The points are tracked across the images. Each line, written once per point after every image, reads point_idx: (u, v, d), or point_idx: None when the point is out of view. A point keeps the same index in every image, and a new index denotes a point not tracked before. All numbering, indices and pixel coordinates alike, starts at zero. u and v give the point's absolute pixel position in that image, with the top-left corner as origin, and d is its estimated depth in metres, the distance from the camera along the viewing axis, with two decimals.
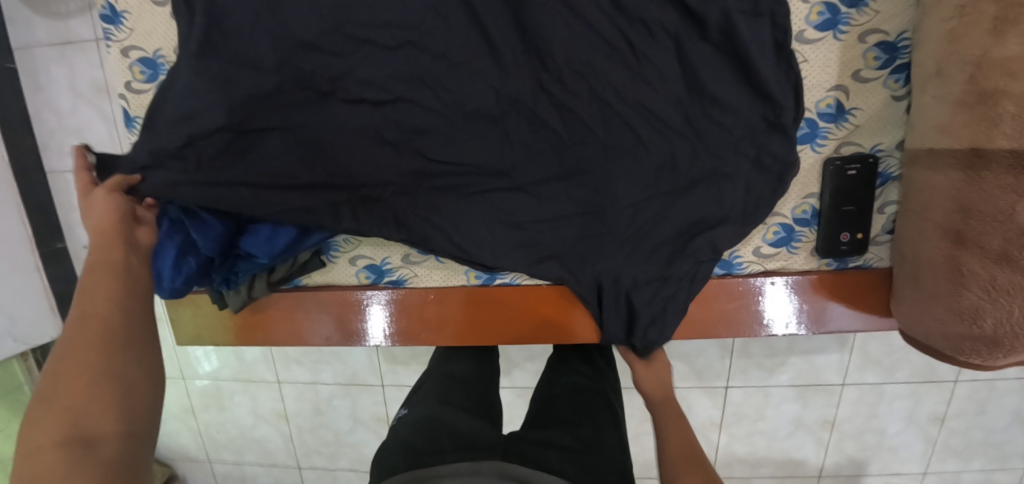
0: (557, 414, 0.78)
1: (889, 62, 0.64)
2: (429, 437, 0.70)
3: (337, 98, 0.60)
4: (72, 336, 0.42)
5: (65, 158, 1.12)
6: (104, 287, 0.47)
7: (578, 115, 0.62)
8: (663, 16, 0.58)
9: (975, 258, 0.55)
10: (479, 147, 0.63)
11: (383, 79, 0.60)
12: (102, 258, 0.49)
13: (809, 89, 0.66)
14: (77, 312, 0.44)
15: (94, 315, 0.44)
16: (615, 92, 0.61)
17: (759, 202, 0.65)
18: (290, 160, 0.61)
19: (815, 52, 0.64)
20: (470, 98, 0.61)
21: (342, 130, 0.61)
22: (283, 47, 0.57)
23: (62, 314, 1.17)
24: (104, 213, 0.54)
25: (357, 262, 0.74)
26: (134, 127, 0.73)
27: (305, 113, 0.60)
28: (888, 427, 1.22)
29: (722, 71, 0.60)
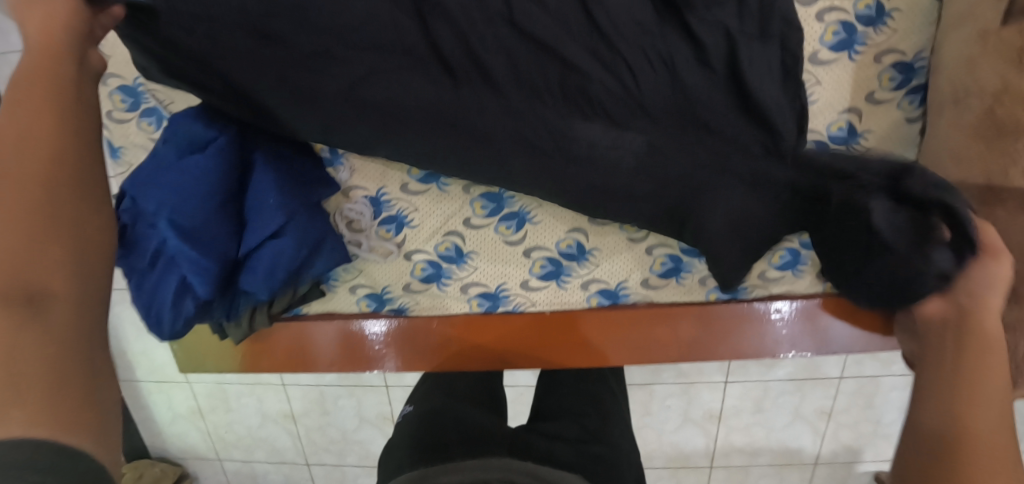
0: (562, 405, 0.80)
1: (904, 83, 0.62)
2: (433, 433, 0.63)
3: (300, 104, 0.53)
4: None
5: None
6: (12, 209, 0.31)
7: (560, 143, 0.56)
8: (667, 29, 0.51)
9: None
10: (466, 153, 0.58)
11: (342, 103, 0.53)
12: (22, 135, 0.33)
13: (820, 111, 0.63)
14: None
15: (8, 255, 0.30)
16: (598, 121, 0.54)
17: (760, 228, 0.62)
18: (291, 128, 0.58)
19: (827, 73, 0.61)
20: (443, 123, 0.54)
21: (328, 126, 0.56)
22: (255, 67, 0.50)
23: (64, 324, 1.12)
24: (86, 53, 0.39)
25: (358, 290, 0.73)
26: (119, 157, 0.71)
27: (282, 114, 0.55)
28: (883, 416, 1.25)
29: (721, 99, 0.54)
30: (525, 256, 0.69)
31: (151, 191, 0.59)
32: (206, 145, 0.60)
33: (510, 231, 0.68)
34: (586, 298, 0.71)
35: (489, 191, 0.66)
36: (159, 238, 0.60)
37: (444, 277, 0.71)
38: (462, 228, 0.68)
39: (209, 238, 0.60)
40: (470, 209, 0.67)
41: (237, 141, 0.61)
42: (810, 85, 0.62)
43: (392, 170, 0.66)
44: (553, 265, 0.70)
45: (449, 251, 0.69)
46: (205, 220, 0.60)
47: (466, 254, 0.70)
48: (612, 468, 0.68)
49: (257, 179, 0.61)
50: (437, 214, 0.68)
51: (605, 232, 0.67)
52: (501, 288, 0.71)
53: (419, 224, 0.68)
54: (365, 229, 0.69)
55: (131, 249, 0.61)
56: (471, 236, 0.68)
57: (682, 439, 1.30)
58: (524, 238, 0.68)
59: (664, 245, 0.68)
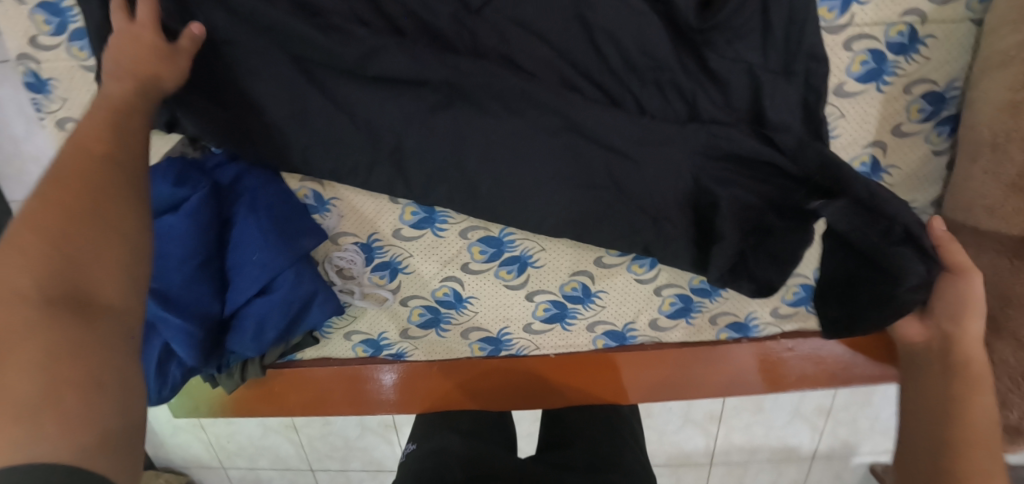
0: (571, 429, 0.72)
1: (933, 115, 0.57)
2: (439, 468, 0.61)
3: (324, 74, 0.56)
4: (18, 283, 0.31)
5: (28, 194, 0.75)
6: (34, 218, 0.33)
7: (576, 146, 0.57)
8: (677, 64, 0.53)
9: (1009, 348, 0.53)
10: (478, 150, 0.57)
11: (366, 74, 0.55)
12: (73, 153, 0.38)
13: (843, 146, 0.59)
14: (23, 238, 0.33)
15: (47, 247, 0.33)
16: (610, 127, 0.55)
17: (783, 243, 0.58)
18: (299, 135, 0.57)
19: (852, 106, 0.57)
20: (460, 122, 0.56)
21: (340, 115, 0.57)
22: (292, 88, 0.56)
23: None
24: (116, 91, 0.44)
25: (353, 336, 0.69)
26: None
27: (306, 113, 0.57)
28: (881, 411, 1.26)
29: (740, 127, 0.55)
30: (527, 300, 0.65)
31: None
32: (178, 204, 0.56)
33: (511, 276, 0.64)
34: (593, 340, 0.69)
35: (488, 234, 0.62)
36: None
37: (443, 322, 0.68)
38: (460, 273, 0.64)
39: (190, 301, 0.57)
40: (468, 255, 0.63)
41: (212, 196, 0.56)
42: (834, 119, 0.57)
43: (385, 215, 0.62)
44: (557, 307, 0.66)
45: (447, 296, 0.65)
46: (183, 284, 0.56)
47: (465, 299, 0.66)
48: None
49: (238, 223, 0.58)
50: (434, 260, 0.63)
51: (611, 274, 0.63)
52: (503, 332, 0.68)
53: (415, 270, 0.64)
54: (357, 276, 0.65)
55: None
56: (471, 281, 0.64)
57: (682, 439, 1.31)
58: (527, 283, 0.64)
59: (675, 285, 0.65)
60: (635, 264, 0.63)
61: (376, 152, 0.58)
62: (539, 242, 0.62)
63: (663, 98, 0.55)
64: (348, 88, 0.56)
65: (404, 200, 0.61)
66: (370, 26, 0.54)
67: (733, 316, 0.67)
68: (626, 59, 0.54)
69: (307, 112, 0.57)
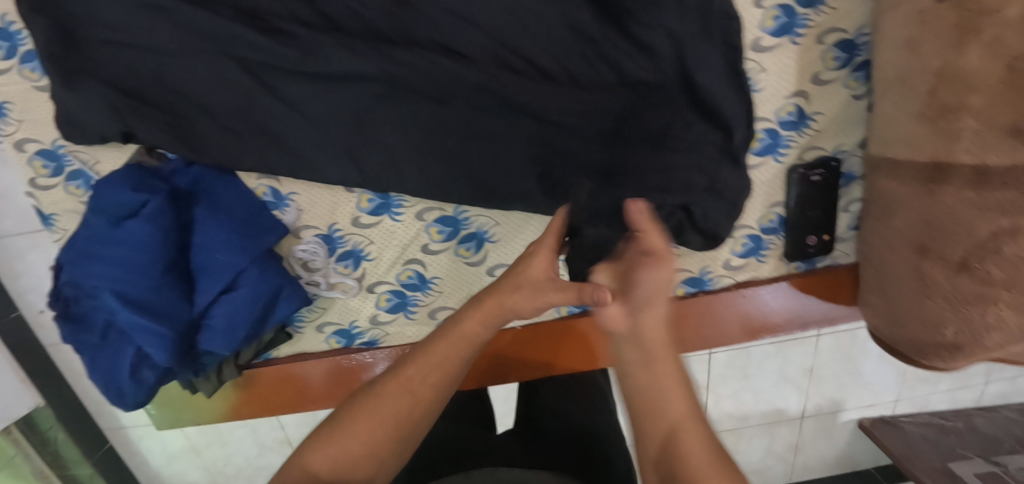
0: (545, 399, 0.84)
1: (847, 61, 0.61)
2: (431, 456, 0.68)
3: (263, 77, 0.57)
4: (316, 470, 0.42)
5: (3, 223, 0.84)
6: (366, 426, 0.43)
7: (516, 123, 0.60)
8: (603, 33, 0.56)
9: (937, 268, 0.56)
10: (424, 136, 0.59)
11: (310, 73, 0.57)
12: (448, 354, 0.45)
13: (767, 99, 0.62)
14: (371, 414, 0.43)
15: (360, 437, 0.43)
16: (542, 102, 0.59)
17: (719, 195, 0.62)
18: (249, 137, 0.59)
19: (771, 59, 0.60)
20: (406, 109, 0.58)
21: (290, 115, 0.58)
22: (235, 92, 0.58)
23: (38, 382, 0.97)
24: (505, 302, 0.46)
25: (325, 328, 0.71)
26: (53, 225, 0.66)
27: (255, 116, 0.59)
28: (863, 366, 1.25)
29: (668, 88, 0.58)
30: (488, 275, 0.68)
31: (89, 267, 0.57)
32: (138, 210, 0.57)
33: (470, 253, 0.67)
34: None
35: (443, 214, 0.64)
36: (107, 311, 0.59)
37: (410, 305, 0.70)
38: (421, 255, 0.67)
39: (160, 307, 0.58)
40: (426, 236, 0.65)
41: (170, 201, 0.58)
42: (756, 73, 0.61)
43: (342, 205, 0.64)
44: None
45: (412, 279, 0.68)
46: (149, 288, 0.58)
47: (429, 281, 0.68)
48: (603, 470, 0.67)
49: (198, 226, 0.60)
50: (394, 245, 0.66)
51: None
52: None
53: (377, 256, 0.67)
54: (321, 268, 0.67)
55: (79, 325, 0.61)
56: (431, 262, 0.67)
57: None
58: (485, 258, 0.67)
59: None
60: None
61: (326, 149, 0.60)
62: (492, 217, 0.65)
63: (592, 70, 0.58)
64: (289, 82, 0.57)
65: (358, 189, 0.63)
66: (307, 23, 0.56)
67: (687, 272, 0.71)
68: (555, 34, 0.56)
69: (258, 112, 0.59)
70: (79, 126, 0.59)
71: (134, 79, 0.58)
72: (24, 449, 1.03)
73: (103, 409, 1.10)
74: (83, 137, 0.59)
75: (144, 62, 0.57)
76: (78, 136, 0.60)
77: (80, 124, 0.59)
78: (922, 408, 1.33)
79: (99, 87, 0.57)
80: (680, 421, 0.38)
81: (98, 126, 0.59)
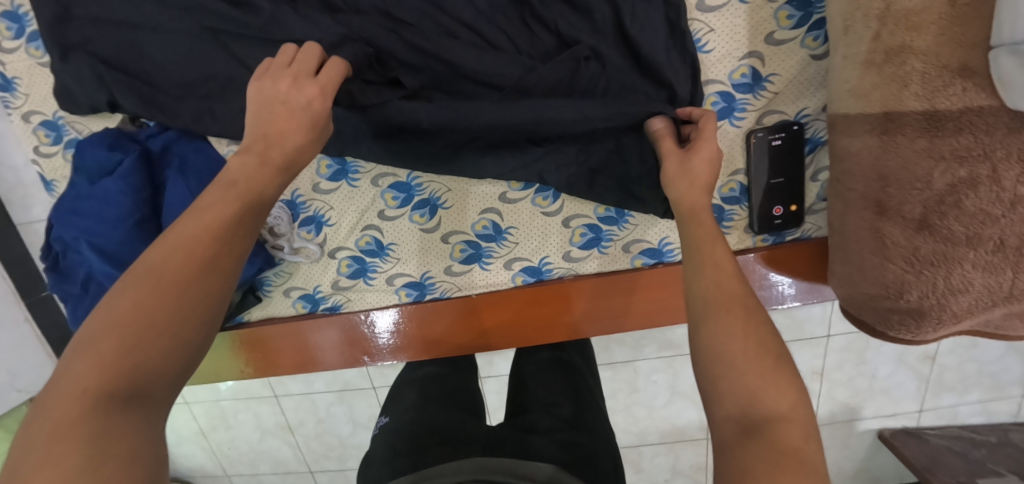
0: (531, 396, 0.77)
1: (803, 20, 0.59)
2: (417, 441, 0.67)
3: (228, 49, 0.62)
4: (88, 383, 0.30)
5: (30, 212, 0.93)
6: (135, 300, 0.33)
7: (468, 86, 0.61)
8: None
9: (897, 229, 0.52)
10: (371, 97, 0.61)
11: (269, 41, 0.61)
12: (216, 218, 0.39)
13: (719, 60, 0.61)
14: (143, 285, 0.34)
15: (133, 320, 0.32)
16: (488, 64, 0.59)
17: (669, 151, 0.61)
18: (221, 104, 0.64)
19: (719, 19, 0.59)
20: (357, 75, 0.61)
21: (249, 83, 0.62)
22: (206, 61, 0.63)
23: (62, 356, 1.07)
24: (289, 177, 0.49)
25: (292, 293, 0.74)
26: (53, 190, 0.73)
27: (223, 85, 0.63)
28: (879, 370, 1.16)
29: (610, 47, 0.58)
30: (443, 242, 0.69)
31: (71, 221, 0.63)
32: (114, 169, 0.63)
33: (424, 219, 0.68)
34: (511, 277, 0.71)
35: (397, 180, 0.66)
36: (87, 264, 0.65)
37: (370, 271, 0.72)
38: (378, 221, 0.69)
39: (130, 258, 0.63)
40: (382, 201, 0.68)
41: (143, 162, 0.64)
42: (704, 34, 0.60)
43: (301, 171, 0.67)
44: (473, 248, 0.69)
45: (370, 245, 0.70)
46: (122, 241, 0.63)
47: (386, 247, 0.70)
48: (591, 452, 0.65)
49: (169, 187, 0.65)
50: (351, 211, 0.68)
51: (517, 208, 0.67)
52: (427, 276, 0.71)
53: (336, 222, 0.69)
54: (285, 234, 0.69)
55: (65, 277, 0.67)
56: (388, 228, 0.69)
57: (673, 413, 1.24)
58: (440, 224, 0.68)
59: (582, 216, 0.67)
60: (538, 197, 0.66)
61: None
62: (444, 184, 0.67)
63: (530, 35, 0.60)
64: (251, 52, 0.61)
65: (315, 154, 0.65)
66: None
67: (646, 243, 0.69)
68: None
69: (224, 80, 0.63)
70: (73, 98, 0.65)
71: (116, 52, 0.63)
72: None
73: None
74: (74, 105, 0.66)
75: (124, 36, 0.63)
76: (71, 105, 0.66)
77: (72, 94, 0.65)
78: (950, 421, 1.21)
79: (87, 58, 0.63)
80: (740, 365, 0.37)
81: (87, 94, 0.64)
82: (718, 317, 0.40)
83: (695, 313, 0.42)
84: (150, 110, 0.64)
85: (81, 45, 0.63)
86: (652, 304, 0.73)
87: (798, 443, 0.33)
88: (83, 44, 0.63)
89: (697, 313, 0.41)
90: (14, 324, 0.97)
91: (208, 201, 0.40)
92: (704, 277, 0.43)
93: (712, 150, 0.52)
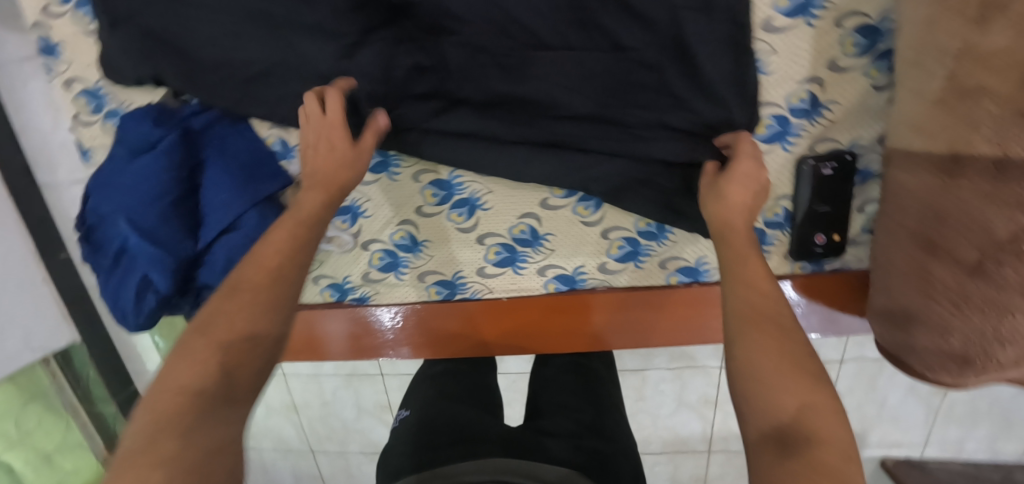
0: (551, 399, 0.77)
1: (869, 48, 0.58)
2: (434, 435, 0.68)
3: (274, 31, 0.60)
4: (187, 381, 0.35)
5: (56, 174, 0.94)
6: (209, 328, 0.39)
7: (520, 79, 0.58)
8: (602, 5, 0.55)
9: (948, 271, 0.50)
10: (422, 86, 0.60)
11: (319, 26, 0.59)
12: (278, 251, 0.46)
13: (778, 83, 0.60)
14: (217, 311, 0.40)
15: (220, 335, 0.39)
16: (543, 63, 0.58)
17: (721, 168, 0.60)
18: (263, 87, 0.63)
19: (782, 41, 0.58)
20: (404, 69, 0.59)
21: (298, 66, 0.61)
22: (249, 42, 0.61)
23: (76, 319, 1.04)
24: (311, 208, 0.51)
25: (320, 281, 0.74)
26: (90, 159, 0.73)
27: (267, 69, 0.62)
28: (889, 398, 1.15)
29: (669, 64, 0.56)
30: (478, 243, 0.68)
31: (109, 194, 0.63)
32: (156, 145, 0.62)
33: (462, 219, 0.67)
34: (544, 284, 0.70)
35: (439, 177, 0.66)
36: (120, 238, 0.63)
37: (401, 266, 0.71)
38: (415, 216, 0.68)
39: (165, 237, 0.63)
40: (420, 197, 0.67)
41: (184, 140, 0.63)
42: (766, 54, 0.58)
43: None
44: (508, 251, 0.68)
45: (404, 240, 0.69)
46: (160, 217, 0.62)
47: (420, 243, 0.69)
48: (612, 461, 0.65)
49: (208, 166, 0.64)
50: (389, 204, 0.68)
51: (557, 216, 0.66)
52: (458, 275, 0.71)
53: (373, 214, 0.69)
54: None
55: (98, 249, 0.66)
56: (425, 224, 0.68)
57: (677, 423, 1.24)
58: (477, 225, 0.67)
59: (622, 228, 0.67)
60: (580, 206, 0.65)
61: None
62: (485, 185, 0.66)
63: (587, 40, 0.57)
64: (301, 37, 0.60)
65: None
66: None
67: (683, 261, 0.68)
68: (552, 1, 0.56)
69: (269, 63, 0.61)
70: (118, 70, 0.64)
71: (163, 27, 0.62)
72: (59, 382, 1.09)
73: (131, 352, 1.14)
74: (118, 76, 0.65)
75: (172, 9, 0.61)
76: (115, 75, 0.65)
77: (117, 64, 0.64)
78: (955, 455, 1.21)
79: (135, 30, 0.62)
80: (768, 383, 0.36)
81: (131, 66, 0.63)
82: (755, 334, 0.39)
83: (728, 330, 0.41)
84: (194, 87, 0.63)
85: (129, 17, 0.62)
86: (680, 323, 0.72)
87: (837, 462, 0.31)
88: (131, 15, 0.62)
89: (732, 330, 0.41)
90: (33, 284, 0.94)
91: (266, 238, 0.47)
92: (740, 294, 0.42)
93: (754, 171, 0.52)
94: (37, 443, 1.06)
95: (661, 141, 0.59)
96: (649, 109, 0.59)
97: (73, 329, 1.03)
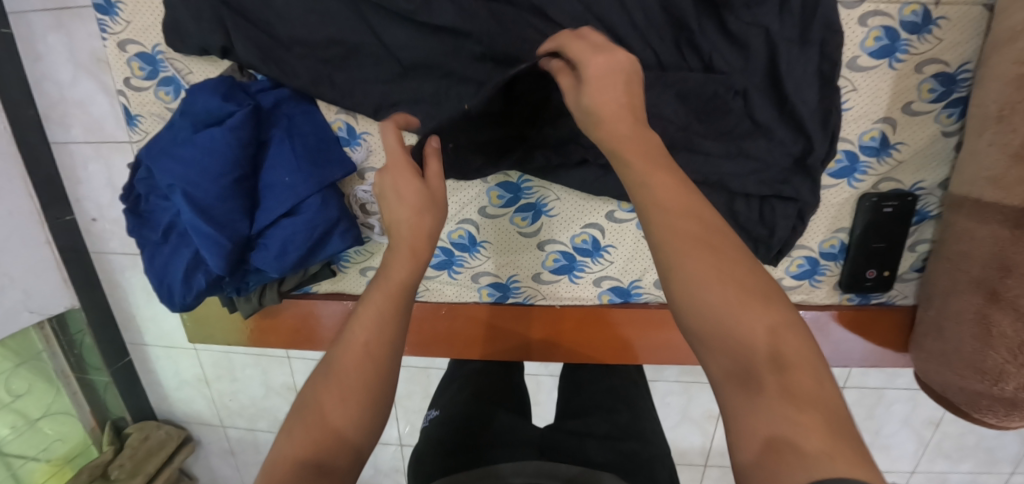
0: (587, 402, 0.70)
1: (944, 95, 0.59)
2: (462, 434, 0.61)
3: (358, 15, 0.58)
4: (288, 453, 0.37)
5: (69, 133, 0.86)
6: (312, 398, 0.40)
7: None
8: (698, 27, 0.56)
9: (1008, 319, 0.52)
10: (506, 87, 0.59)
11: (407, 15, 0.58)
12: (380, 308, 0.43)
13: (853, 120, 0.61)
14: (320, 377, 0.41)
15: (322, 406, 0.39)
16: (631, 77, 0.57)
17: (794, 196, 0.61)
18: (340, 72, 0.61)
19: (865, 80, 0.59)
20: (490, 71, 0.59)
21: (382, 53, 0.60)
22: (331, 23, 0.59)
23: (78, 284, 0.96)
24: (399, 278, 0.45)
25: (368, 273, 0.74)
26: (135, 126, 0.70)
27: (345, 52, 0.60)
28: (883, 427, 1.16)
29: (759, 91, 0.57)
30: (538, 249, 0.69)
31: (165, 165, 0.59)
32: (223, 119, 0.59)
33: (526, 223, 0.68)
34: (598, 294, 0.72)
35: (507, 180, 0.65)
36: (173, 212, 0.62)
37: (456, 265, 0.72)
38: (477, 216, 0.68)
39: (221, 215, 0.59)
40: (486, 199, 0.67)
41: (254, 116, 0.60)
42: (847, 91, 0.60)
43: None
44: (566, 259, 0.70)
45: (462, 239, 0.70)
46: (220, 195, 0.59)
47: (478, 243, 0.70)
48: (653, 468, 0.57)
49: (275, 145, 0.62)
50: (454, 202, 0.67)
51: (621, 229, 0.67)
52: (512, 278, 0.72)
53: None
54: (378, 213, 0.69)
55: (145, 222, 0.64)
56: (486, 225, 0.68)
57: (678, 437, 1.20)
58: (540, 230, 0.68)
59: None
60: None
61: (408, 94, 0.61)
62: (553, 192, 0.66)
63: (679, 59, 0.58)
64: (387, 25, 0.58)
65: None
66: None
67: None
68: (649, 18, 0.56)
69: (351, 46, 0.60)
70: (183, 36, 0.61)
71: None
72: (52, 348, 1.01)
73: (130, 322, 1.05)
74: (179, 41, 0.62)
75: None
76: (178, 40, 0.62)
77: (182, 29, 0.61)
78: None
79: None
80: (711, 308, 0.34)
81: (199, 33, 0.60)
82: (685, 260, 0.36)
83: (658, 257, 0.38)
84: (265, 61, 0.60)
85: None
86: None
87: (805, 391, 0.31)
88: None
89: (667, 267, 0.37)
90: (36, 244, 0.89)
91: (376, 284, 0.45)
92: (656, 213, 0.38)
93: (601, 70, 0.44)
94: (25, 410, 1.03)
95: (738, 166, 0.60)
96: (730, 132, 0.60)
97: (73, 295, 0.96)
